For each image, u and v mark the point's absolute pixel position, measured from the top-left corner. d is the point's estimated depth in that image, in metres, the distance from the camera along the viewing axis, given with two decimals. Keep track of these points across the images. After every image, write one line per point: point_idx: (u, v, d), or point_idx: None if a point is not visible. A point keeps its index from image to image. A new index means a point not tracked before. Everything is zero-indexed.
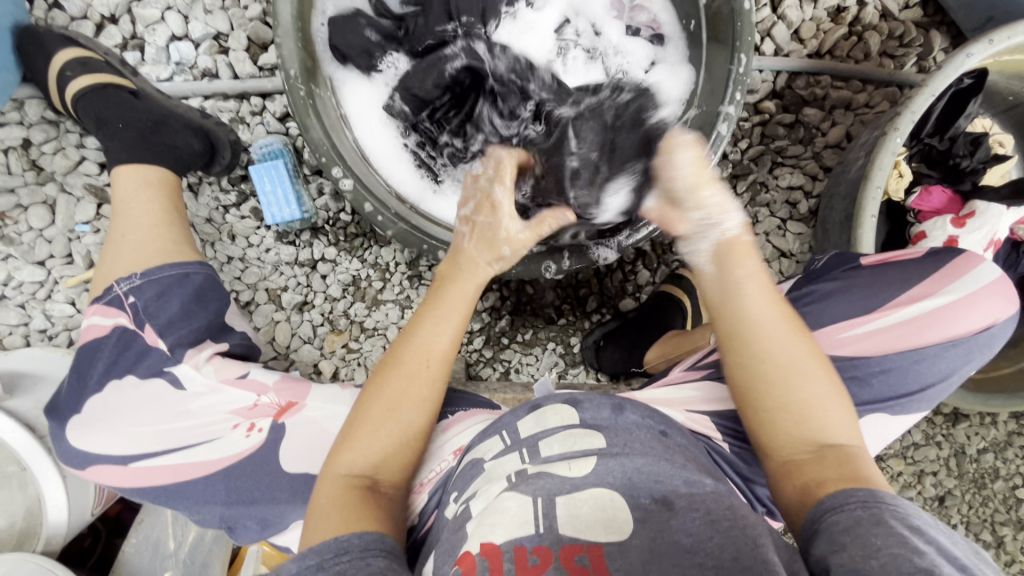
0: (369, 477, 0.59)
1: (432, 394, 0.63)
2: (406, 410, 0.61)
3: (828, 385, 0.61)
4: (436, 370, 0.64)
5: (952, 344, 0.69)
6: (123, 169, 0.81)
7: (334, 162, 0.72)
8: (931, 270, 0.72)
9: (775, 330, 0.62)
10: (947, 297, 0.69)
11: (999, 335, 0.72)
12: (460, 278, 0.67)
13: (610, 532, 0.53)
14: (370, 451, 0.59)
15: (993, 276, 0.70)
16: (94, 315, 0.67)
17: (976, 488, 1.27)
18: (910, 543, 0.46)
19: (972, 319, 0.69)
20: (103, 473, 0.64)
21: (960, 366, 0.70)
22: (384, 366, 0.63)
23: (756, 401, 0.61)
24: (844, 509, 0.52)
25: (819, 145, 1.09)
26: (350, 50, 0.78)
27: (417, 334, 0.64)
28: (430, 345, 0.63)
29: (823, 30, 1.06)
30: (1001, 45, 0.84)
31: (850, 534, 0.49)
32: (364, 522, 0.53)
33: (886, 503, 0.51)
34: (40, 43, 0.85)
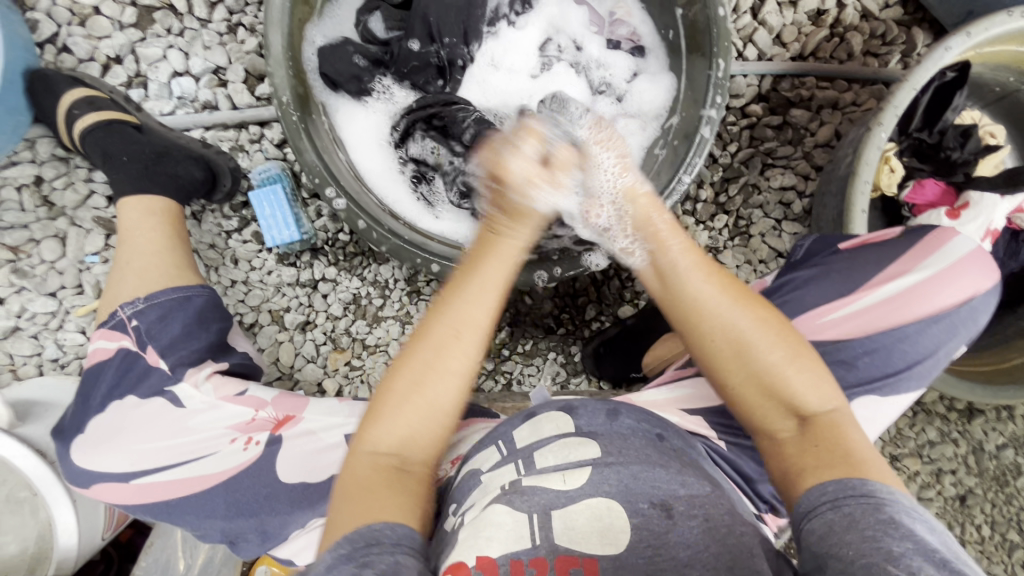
0: (397, 456, 0.57)
1: (468, 368, 0.58)
2: (435, 386, 0.57)
3: (784, 352, 0.60)
4: (474, 343, 0.58)
5: (934, 319, 0.74)
6: (127, 201, 0.84)
7: (327, 183, 0.74)
8: (906, 250, 0.78)
9: (710, 301, 0.62)
10: (924, 274, 0.75)
11: (982, 308, 0.77)
12: (497, 249, 0.61)
13: (606, 543, 0.55)
14: (404, 433, 0.57)
15: (965, 250, 0.77)
16: (100, 339, 0.69)
17: (998, 486, 1.24)
18: (883, 548, 0.47)
19: (950, 293, 0.74)
20: (107, 491, 0.65)
21: (946, 341, 0.75)
22: (418, 337, 0.58)
23: (721, 378, 0.62)
24: (817, 514, 0.53)
25: (809, 145, 1.10)
26: (340, 77, 0.82)
27: (455, 304, 0.58)
28: (463, 319, 0.58)
29: (804, 33, 1.08)
30: (979, 37, 0.85)
31: (828, 544, 0.50)
32: (387, 509, 0.53)
33: (862, 496, 0.52)
34: (49, 85, 0.89)
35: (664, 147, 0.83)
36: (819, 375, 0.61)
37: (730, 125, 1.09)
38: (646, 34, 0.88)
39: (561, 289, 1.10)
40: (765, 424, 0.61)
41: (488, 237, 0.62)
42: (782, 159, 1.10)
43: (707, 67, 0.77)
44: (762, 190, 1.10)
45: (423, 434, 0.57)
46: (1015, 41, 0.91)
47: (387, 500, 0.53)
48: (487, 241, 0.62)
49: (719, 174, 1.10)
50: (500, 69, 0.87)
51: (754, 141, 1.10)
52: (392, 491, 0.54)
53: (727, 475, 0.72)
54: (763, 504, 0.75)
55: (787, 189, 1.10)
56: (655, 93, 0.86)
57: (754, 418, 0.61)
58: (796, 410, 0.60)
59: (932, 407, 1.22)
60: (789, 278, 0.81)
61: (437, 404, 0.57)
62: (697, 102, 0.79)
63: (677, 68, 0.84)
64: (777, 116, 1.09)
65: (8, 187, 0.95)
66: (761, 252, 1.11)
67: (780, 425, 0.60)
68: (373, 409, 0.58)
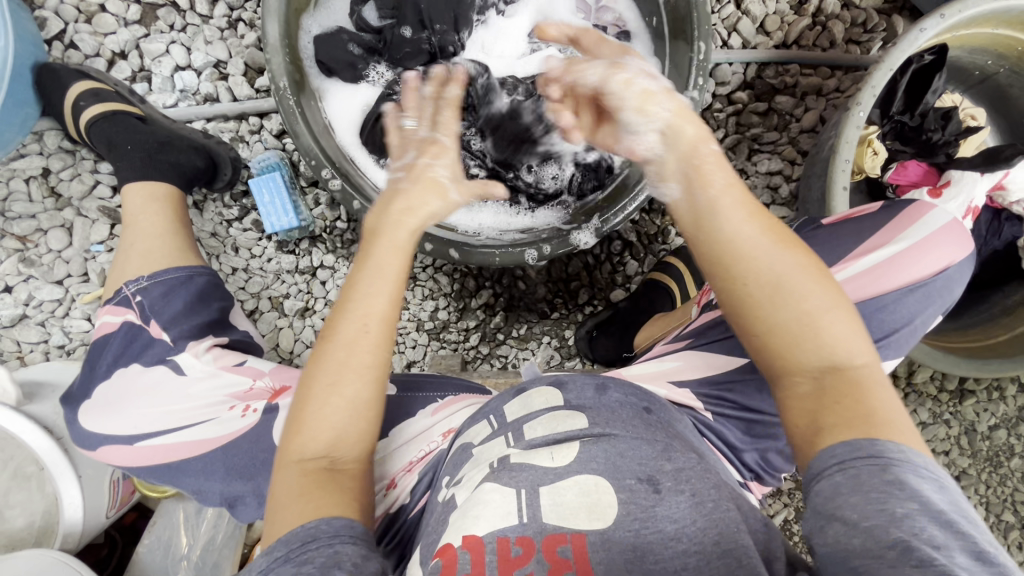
0: (325, 456, 0.58)
1: (377, 361, 0.60)
2: (350, 384, 0.59)
3: (823, 297, 0.55)
4: (381, 333, 0.61)
5: (910, 289, 0.75)
6: (132, 187, 0.87)
7: (323, 165, 0.78)
8: (883, 223, 0.80)
9: (758, 243, 0.56)
10: (900, 245, 0.77)
11: (958, 279, 0.78)
12: (386, 231, 0.62)
13: (594, 518, 0.54)
14: (331, 431, 0.58)
15: (941, 223, 0.78)
16: (106, 314, 0.72)
17: (992, 467, 1.25)
18: (889, 509, 0.46)
19: (928, 264, 0.76)
20: (112, 454, 0.68)
21: (922, 312, 0.76)
22: (323, 339, 0.60)
23: (751, 322, 0.56)
24: (827, 476, 0.51)
25: (795, 130, 1.12)
26: (336, 64, 0.86)
27: (355, 300, 0.60)
28: (368, 308, 0.60)
29: (787, 22, 1.11)
30: (954, 18, 0.87)
31: (833, 504, 0.48)
32: (327, 508, 0.54)
33: (875, 456, 0.50)
34: (57, 78, 0.93)
35: None
36: (852, 319, 0.55)
37: (717, 112, 1.12)
38: (631, 19, 0.91)
39: (554, 273, 1.12)
40: (783, 376, 0.56)
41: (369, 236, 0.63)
42: (769, 145, 1.13)
43: (689, 50, 0.80)
44: (750, 175, 1.13)
45: (349, 430, 0.59)
46: (988, 23, 0.94)
47: (325, 500, 0.55)
48: (370, 242, 0.63)
49: None
50: (490, 56, 0.91)
51: (741, 127, 1.13)
52: (326, 491, 0.56)
53: (713, 446, 0.74)
54: (748, 472, 0.77)
55: (774, 174, 1.13)
56: None
57: (773, 368, 0.57)
58: (829, 361, 0.54)
59: (923, 388, 1.23)
60: None
61: (358, 399, 0.59)
62: (680, 83, 0.81)
63: (661, 52, 0.87)
64: (763, 103, 1.12)
65: (18, 179, 0.99)
66: None
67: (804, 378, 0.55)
68: (295, 417, 0.59)
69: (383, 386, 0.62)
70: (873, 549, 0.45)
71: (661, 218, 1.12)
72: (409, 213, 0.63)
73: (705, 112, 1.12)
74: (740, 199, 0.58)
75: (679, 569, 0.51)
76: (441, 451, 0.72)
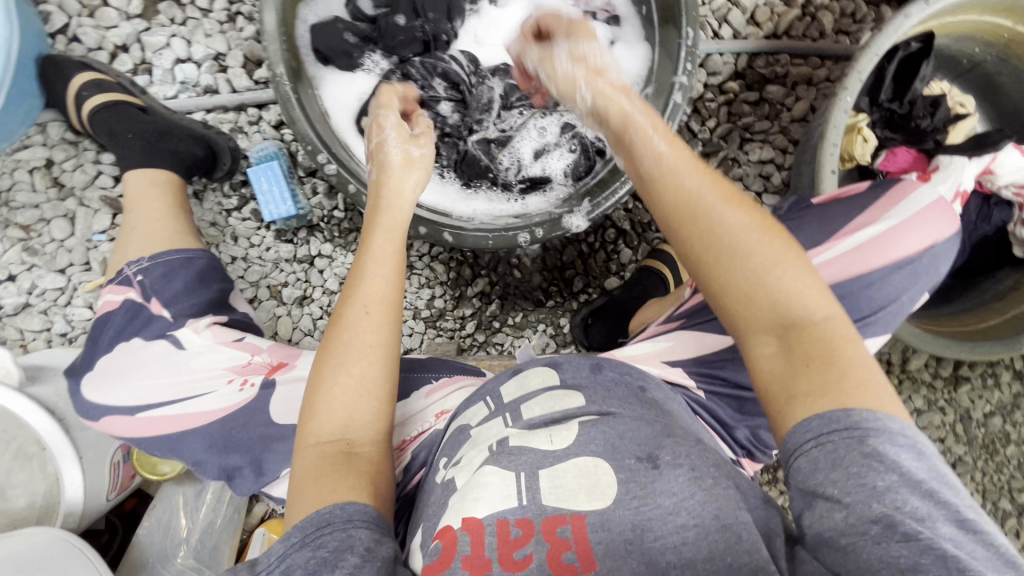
0: (343, 438, 0.59)
1: (384, 338, 0.64)
2: (359, 364, 0.62)
3: (771, 252, 0.56)
4: (383, 315, 0.65)
5: (897, 266, 0.76)
6: (134, 173, 0.89)
7: (319, 150, 0.79)
8: (872, 201, 0.81)
9: (705, 199, 0.58)
10: (889, 222, 0.78)
11: (944, 256, 0.79)
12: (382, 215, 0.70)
13: (593, 499, 0.54)
14: (339, 413, 0.59)
15: (928, 201, 0.80)
16: (108, 293, 0.73)
17: (988, 455, 1.25)
18: (868, 484, 0.47)
19: (914, 241, 0.77)
20: (113, 425, 0.70)
21: (910, 289, 0.77)
22: (335, 325, 0.64)
23: (708, 285, 0.58)
24: (804, 452, 0.50)
25: (786, 120, 1.14)
26: (332, 52, 0.88)
27: (359, 285, 0.65)
28: (372, 288, 0.65)
29: (776, 13, 1.13)
30: (937, 5, 0.89)
31: (817, 481, 0.49)
32: (339, 492, 0.54)
33: (851, 429, 0.49)
34: (60, 70, 0.95)
35: None
36: (803, 272, 0.56)
37: (708, 102, 1.13)
38: (620, 6, 0.93)
39: (549, 262, 1.13)
40: (748, 337, 0.56)
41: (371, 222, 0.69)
42: (760, 134, 1.14)
43: (678, 36, 0.82)
44: (741, 163, 1.14)
45: (360, 412, 0.60)
46: (974, 10, 0.95)
47: (340, 483, 0.55)
48: (370, 232, 0.69)
49: (699, 149, 1.14)
50: (483, 45, 0.93)
51: (732, 117, 1.14)
52: (341, 472, 0.56)
53: (705, 421, 0.75)
54: (739, 449, 0.77)
55: (766, 163, 1.14)
56: (632, 61, 0.91)
57: (737, 330, 0.57)
58: (789, 319, 0.55)
59: (918, 375, 1.23)
60: None
61: (367, 378, 0.61)
62: (669, 68, 0.83)
63: (651, 39, 0.89)
64: (754, 93, 1.13)
65: (21, 169, 1.01)
66: None
67: (766, 339, 0.55)
68: (310, 403, 0.60)
69: (392, 366, 0.64)
70: (859, 526, 0.46)
71: None
72: (395, 196, 0.71)
73: (696, 102, 1.14)
74: (689, 162, 0.61)
75: (679, 544, 0.50)
76: (436, 430, 0.73)
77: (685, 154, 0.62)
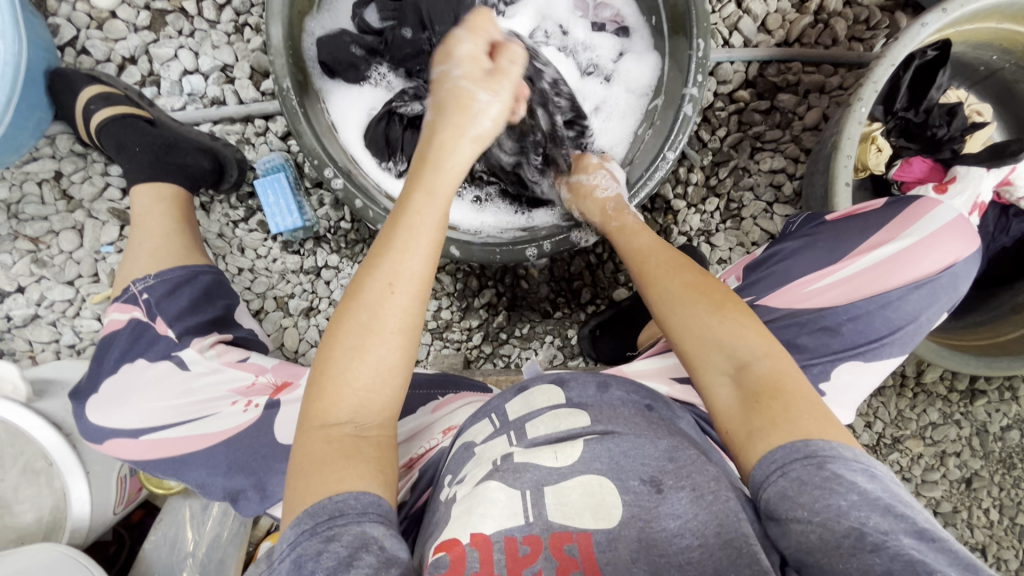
0: (348, 424, 0.56)
1: (407, 325, 0.59)
2: (376, 349, 0.57)
3: (708, 307, 0.64)
4: (409, 296, 0.59)
5: (916, 285, 0.75)
6: (140, 188, 0.89)
7: (325, 164, 0.79)
8: (890, 218, 0.79)
9: (658, 269, 0.70)
10: (906, 241, 0.76)
11: (964, 275, 0.78)
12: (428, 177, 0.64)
13: (599, 518, 0.52)
14: (355, 397, 0.57)
15: (947, 219, 0.78)
16: (115, 311, 0.74)
17: (1005, 469, 1.22)
18: (833, 504, 0.48)
19: (933, 260, 0.76)
20: (117, 447, 0.69)
21: (928, 308, 0.76)
22: (352, 297, 0.59)
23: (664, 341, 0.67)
24: (771, 481, 0.52)
25: (798, 128, 1.12)
26: (338, 65, 0.88)
27: (386, 259, 0.59)
28: (401, 266, 0.59)
29: (788, 20, 1.11)
30: (956, 13, 0.87)
31: (787, 506, 0.50)
32: (344, 476, 0.52)
33: (805, 456, 0.51)
34: (69, 83, 0.95)
35: (648, 127, 0.86)
36: (745, 321, 0.62)
37: (719, 110, 1.12)
38: (629, 15, 0.91)
39: (556, 273, 1.12)
40: (706, 383, 0.61)
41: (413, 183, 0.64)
42: (771, 143, 1.12)
43: (688, 48, 0.80)
44: (752, 173, 1.13)
45: (376, 396, 0.58)
46: (992, 18, 0.93)
47: (349, 472, 0.53)
48: (412, 190, 0.64)
49: (709, 158, 1.12)
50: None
51: (743, 126, 1.12)
52: (351, 462, 0.54)
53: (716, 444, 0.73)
54: None
55: (777, 172, 1.12)
56: (642, 72, 0.90)
57: (695, 374, 0.62)
58: (736, 364, 0.60)
59: (933, 389, 1.21)
60: (775, 250, 0.83)
61: (384, 365, 0.58)
62: (681, 78, 0.81)
63: (661, 49, 0.87)
64: (765, 101, 1.12)
65: (31, 181, 1.01)
66: (753, 235, 1.13)
67: (719, 381, 0.60)
68: (319, 385, 0.57)
69: (411, 355, 0.60)
70: (832, 543, 0.46)
71: (663, 216, 1.12)
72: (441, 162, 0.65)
73: (706, 111, 1.12)
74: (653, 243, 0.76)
75: (685, 564, 0.49)
76: (442, 449, 0.71)
77: (653, 241, 0.77)
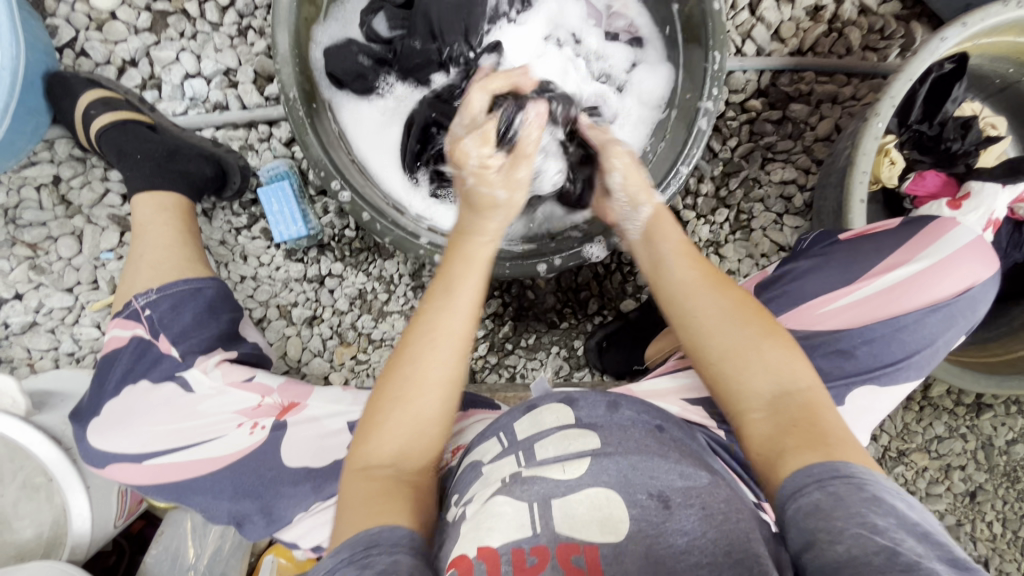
0: (393, 465, 0.57)
1: (451, 375, 0.60)
2: (418, 396, 0.59)
3: (756, 329, 0.63)
4: (451, 350, 0.60)
5: (932, 309, 0.74)
6: (141, 198, 0.88)
7: (333, 177, 0.77)
8: (905, 239, 0.78)
9: (691, 289, 0.68)
10: (921, 264, 0.75)
11: (982, 297, 0.77)
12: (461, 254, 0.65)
13: (606, 531, 0.51)
14: (398, 439, 0.58)
15: (964, 241, 0.76)
16: (115, 327, 0.72)
17: (1009, 483, 1.21)
18: (869, 520, 0.47)
19: (949, 284, 0.74)
20: (120, 471, 0.68)
21: (945, 332, 0.75)
22: (399, 353, 0.61)
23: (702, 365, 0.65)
24: (804, 493, 0.51)
25: (810, 139, 1.10)
26: (346, 76, 0.86)
27: (431, 313, 0.61)
28: (441, 321, 0.61)
29: (802, 28, 1.09)
30: (975, 27, 0.85)
31: (817, 520, 0.48)
32: (387, 516, 0.52)
33: (845, 475, 0.51)
34: (67, 87, 0.93)
35: (660, 142, 0.84)
36: (793, 353, 0.62)
37: (730, 120, 1.10)
38: (643, 26, 0.90)
39: (563, 283, 1.11)
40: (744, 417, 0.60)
41: (454, 249, 0.66)
42: (783, 154, 1.11)
43: (704, 60, 0.78)
44: (763, 184, 1.11)
45: (413, 443, 0.58)
46: (1010, 32, 0.91)
47: (388, 506, 0.53)
48: (455, 257, 0.65)
49: (719, 168, 1.11)
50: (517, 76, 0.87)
51: (754, 136, 1.11)
52: (392, 499, 0.54)
53: (731, 466, 0.69)
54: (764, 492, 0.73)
55: (788, 183, 1.11)
56: (655, 85, 0.88)
57: (736, 397, 0.61)
58: (776, 392, 0.60)
59: (939, 402, 1.20)
60: (788, 268, 0.82)
61: (423, 413, 0.59)
62: (695, 91, 0.79)
63: (675, 60, 0.86)
64: (777, 111, 1.10)
65: (29, 187, 0.99)
66: (763, 246, 1.11)
67: (753, 405, 0.60)
68: (368, 425, 0.59)
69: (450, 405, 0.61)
70: (863, 556, 0.45)
71: None
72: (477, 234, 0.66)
73: (717, 120, 1.10)
74: (686, 251, 0.71)
75: None
76: (451, 469, 0.69)
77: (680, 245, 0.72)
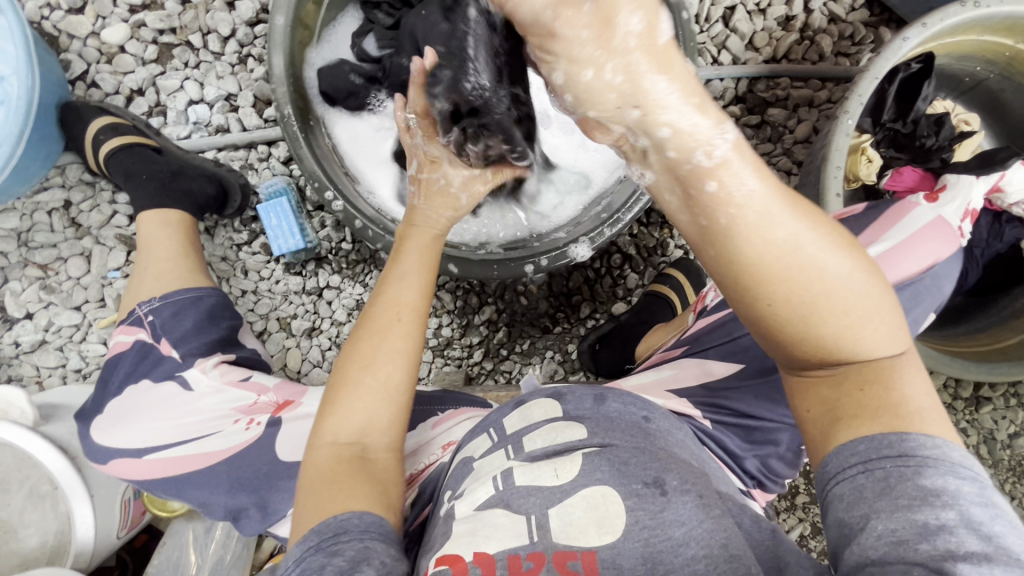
0: (358, 443, 0.60)
1: (407, 349, 0.65)
2: (384, 367, 0.63)
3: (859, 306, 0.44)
4: (410, 321, 0.67)
5: (899, 286, 0.74)
6: (146, 215, 0.92)
7: (326, 187, 0.82)
8: (868, 223, 0.80)
9: (791, 254, 0.42)
10: (887, 244, 0.76)
11: (948, 276, 0.78)
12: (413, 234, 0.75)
13: (603, 533, 0.52)
14: (357, 420, 0.60)
15: (926, 221, 0.79)
16: (120, 334, 0.76)
17: (1016, 477, 1.20)
18: (916, 519, 0.42)
19: (915, 261, 0.75)
20: (121, 467, 0.71)
21: (912, 310, 0.76)
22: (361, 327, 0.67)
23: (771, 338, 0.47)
24: (846, 479, 0.47)
25: (789, 141, 1.14)
26: (337, 94, 0.91)
27: (387, 292, 0.68)
28: (401, 298, 0.68)
29: (775, 38, 1.14)
30: (935, 27, 0.88)
31: (858, 511, 0.45)
32: (351, 500, 0.53)
33: (908, 456, 0.45)
34: (79, 115, 0.99)
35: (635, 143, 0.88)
36: (894, 316, 0.46)
37: None
38: None
39: (555, 288, 1.13)
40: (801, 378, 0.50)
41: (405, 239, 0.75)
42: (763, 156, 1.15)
43: None
44: None
45: (379, 417, 0.61)
46: (972, 31, 0.95)
47: (355, 488, 0.54)
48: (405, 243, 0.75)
49: None
50: None
51: None
52: (354, 477, 0.56)
53: (717, 455, 0.70)
54: (749, 479, 0.74)
55: None
56: None
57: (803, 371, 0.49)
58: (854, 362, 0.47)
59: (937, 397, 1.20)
60: None
61: (390, 383, 0.63)
62: None
63: None
64: (755, 116, 1.14)
65: (40, 211, 1.04)
66: None
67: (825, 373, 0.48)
68: (329, 403, 0.62)
69: (412, 379, 0.65)
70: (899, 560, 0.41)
71: (658, 230, 1.12)
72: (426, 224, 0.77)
73: None
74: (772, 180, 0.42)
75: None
76: (441, 464, 0.70)
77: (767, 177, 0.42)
